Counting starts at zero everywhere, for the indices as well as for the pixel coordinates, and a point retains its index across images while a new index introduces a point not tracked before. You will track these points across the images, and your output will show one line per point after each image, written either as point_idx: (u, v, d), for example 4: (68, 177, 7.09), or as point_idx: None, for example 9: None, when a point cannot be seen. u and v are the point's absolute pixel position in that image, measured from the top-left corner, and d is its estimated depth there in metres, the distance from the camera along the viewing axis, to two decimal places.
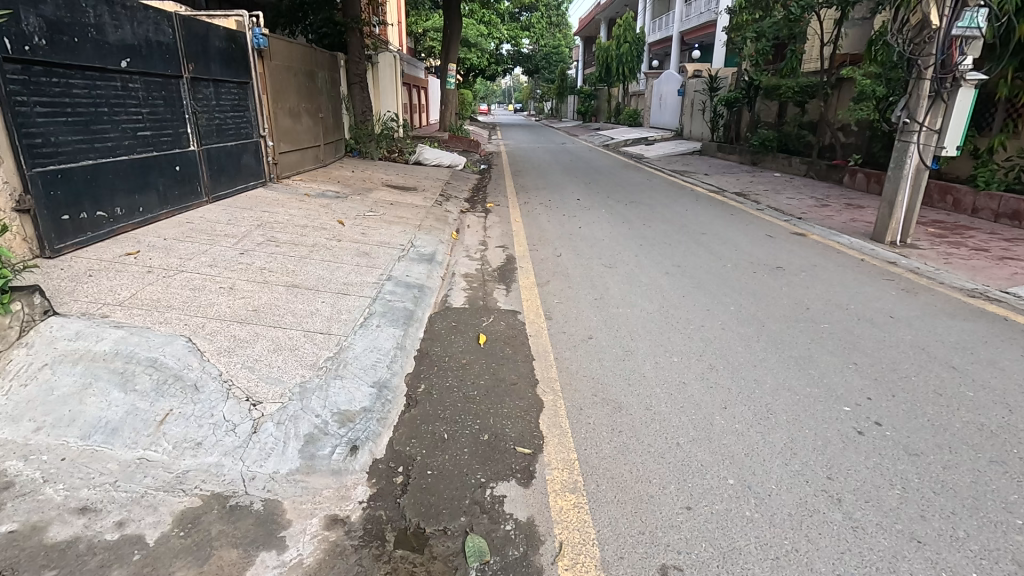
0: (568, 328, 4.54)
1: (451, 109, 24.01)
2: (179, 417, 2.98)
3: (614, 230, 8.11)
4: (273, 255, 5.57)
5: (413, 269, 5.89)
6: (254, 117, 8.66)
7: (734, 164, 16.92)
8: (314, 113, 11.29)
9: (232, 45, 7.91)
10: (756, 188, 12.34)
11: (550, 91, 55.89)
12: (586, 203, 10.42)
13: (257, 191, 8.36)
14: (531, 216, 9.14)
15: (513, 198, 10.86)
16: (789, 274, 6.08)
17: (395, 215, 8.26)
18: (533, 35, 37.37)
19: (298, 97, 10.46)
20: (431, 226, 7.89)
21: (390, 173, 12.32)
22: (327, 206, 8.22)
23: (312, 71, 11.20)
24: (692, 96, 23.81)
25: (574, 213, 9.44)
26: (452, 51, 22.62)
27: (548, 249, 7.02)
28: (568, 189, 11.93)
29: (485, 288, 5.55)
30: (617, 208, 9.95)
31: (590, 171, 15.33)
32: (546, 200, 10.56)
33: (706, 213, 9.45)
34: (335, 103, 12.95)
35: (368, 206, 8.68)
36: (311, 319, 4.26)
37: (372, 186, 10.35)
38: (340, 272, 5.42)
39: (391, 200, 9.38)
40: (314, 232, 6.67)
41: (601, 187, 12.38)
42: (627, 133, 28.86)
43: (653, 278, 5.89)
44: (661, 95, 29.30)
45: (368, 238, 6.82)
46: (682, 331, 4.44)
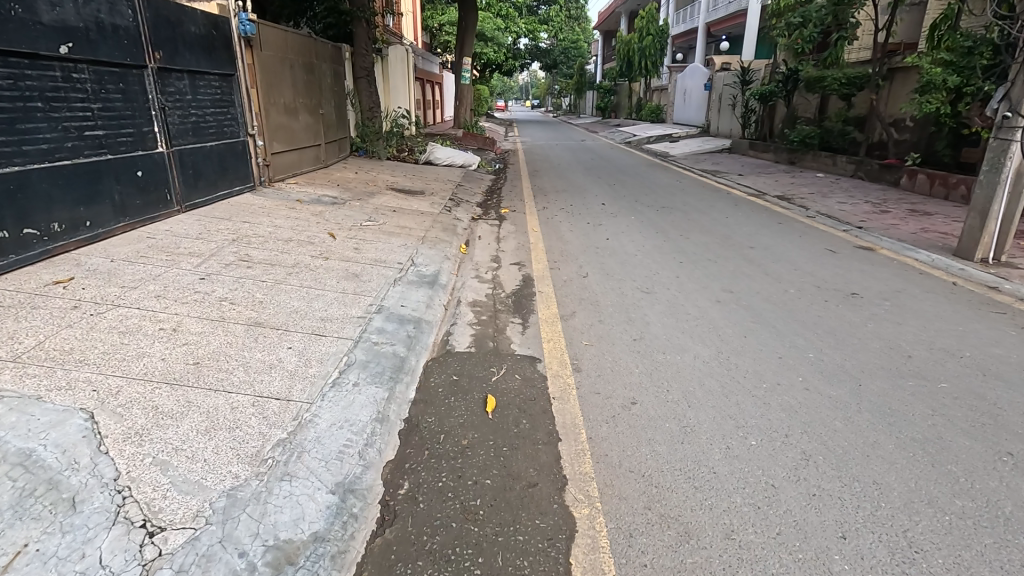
0: (602, 385, 3.51)
1: (467, 105, 23.04)
2: (34, 559, 1.97)
3: (648, 243, 7.02)
4: (241, 281, 4.62)
5: (410, 296, 4.89)
6: (242, 113, 7.74)
7: (769, 163, 15.67)
8: (315, 109, 10.35)
9: (213, 31, 6.98)
10: (800, 191, 11.14)
11: (569, 87, 54.67)
12: (612, 208, 9.33)
13: (242, 197, 7.44)
14: (552, 225, 8.09)
15: (531, 202, 9.82)
16: (870, 303, 4.94)
17: (397, 224, 7.29)
18: (552, 28, 36.12)
19: (296, 92, 9.53)
20: (436, 238, 6.89)
21: (398, 174, 11.36)
22: (322, 213, 7.28)
23: (312, 63, 10.26)
24: (721, 91, 22.48)
25: (600, 221, 8.36)
26: (467, 45, 21.63)
27: (572, 268, 5.97)
28: (593, 192, 10.84)
29: (496, 323, 4.53)
30: (648, 215, 8.85)
31: (614, 171, 14.19)
32: (567, 206, 9.50)
33: (751, 222, 8.31)
34: (340, 99, 12.01)
35: (368, 213, 7.72)
36: (268, 376, 3.28)
37: (375, 190, 9.39)
38: (320, 302, 4.44)
39: (394, 206, 8.41)
40: (299, 248, 5.72)
41: (628, 189, 11.26)
42: (650, 130, 27.58)
43: (701, 308, 4.82)
44: (686, 89, 27.97)
45: (361, 254, 5.85)
46: (753, 394, 3.37)
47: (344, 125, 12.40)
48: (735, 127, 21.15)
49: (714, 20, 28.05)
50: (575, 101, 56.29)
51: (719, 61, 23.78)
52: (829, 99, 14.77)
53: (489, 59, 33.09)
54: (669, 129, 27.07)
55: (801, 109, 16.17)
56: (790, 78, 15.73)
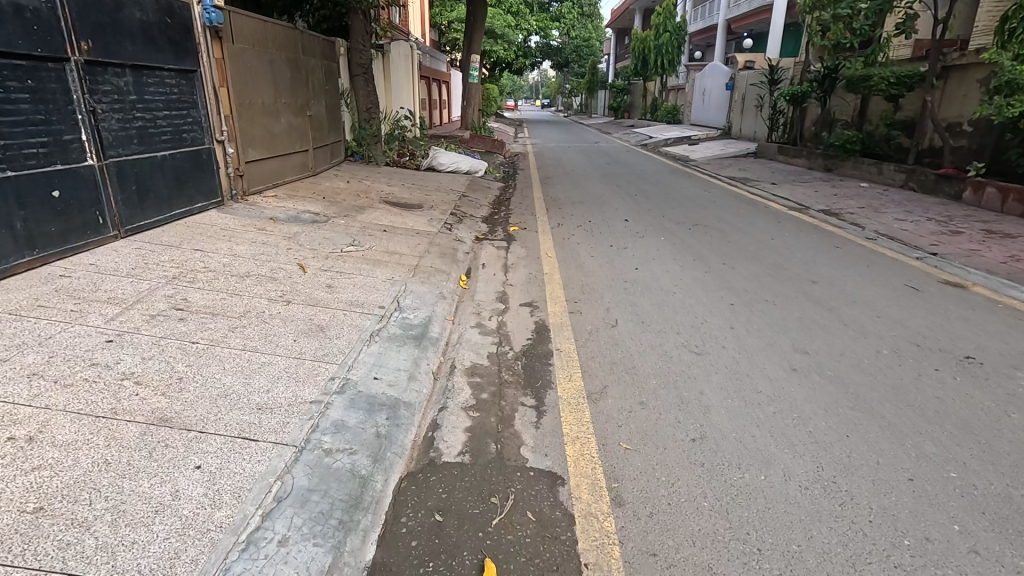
0: (658, 538, 2.33)
1: (475, 105, 21.90)
2: None
3: (686, 276, 5.84)
4: (162, 343, 3.49)
5: (388, 361, 3.72)
6: (208, 117, 6.64)
7: (801, 170, 14.41)
8: (302, 111, 9.24)
9: (167, 19, 5.86)
10: (847, 205, 9.89)
11: (582, 86, 53.40)
12: (638, 226, 8.14)
13: (205, 216, 6.32)
14: (569, 248, 6.91)
15: (544, 218, 8.66)
16: (997, 374, 3.73)
17: (386, 249, 6.14)
18: (564, 26, 34.58)
19: (279, 92, 8.43)
20: (430, 267, 5.74)
21: (396, 183, 10.24)
22: (297, 235, 6.16)
23: (299, 59, 9.12)
24: (745, 91, 21.19)
25: (625, 243, 7.18)
26: (475, 43, 20.52)
27: (596, 313, 4.80)
28: (614, 205, 9.67)
29: (499, 405, 3.35)
30: (679, 234, 7.66)
31: (635, 179, 12.99)
32: (585, 223, 8.33)
33: (803, 245, 7.08)
34: (333, 99, 10.89)
35: (354, 233, 6.59)
36: (145, 533, 2.12)
37: (366, 203, 8.26)
38: (263, 377, 3.30)
39: (386, 224, 7.27)
40: (256, 287, 4.59)
41: (653, 202, 10.05)
42: (667, 131, 26.34)
43: (774, 381, 3.63)
44: (705, 90, 26.65)
45: (335, 294, 4.71)
46: (896, 565, 2.18)
47: (338, 128, 11.28)
48: (760, 129, 19.85)
49: (736, 16, 26.71)
50: (586, 100, 55.01)
51: (742, 59, 22.46)
52: (870, 100, 13.51)
53: (500, 57, 31.90)
54: (687, 130, 25.79)
55: (838, 111, 14.86)
56: (827, 77, 14.41)
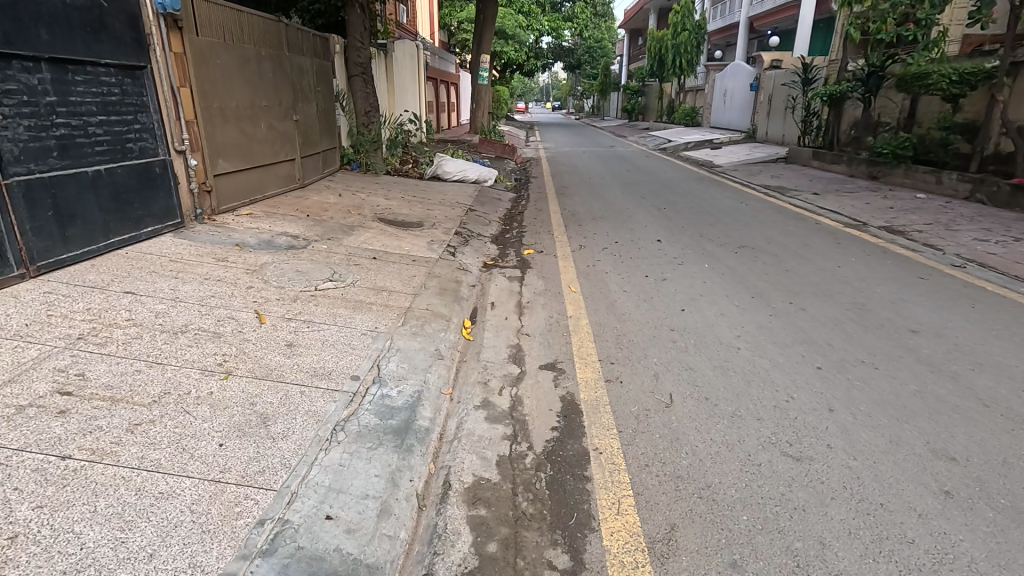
0: None
1: (484, 107, 20.84)
2: None
3: (746, 322, 4.63)
4: (12, 462, 2.35)
5: (350, 480, 2.55)
6: (162, 122, 5.54)
7: (843, 177, 13.10)
8: (289, 115, 8.15)
9: (103, 3, 4.78)
10: (910, 220, 8.61)
11: (594, 88, 52.16)
12: (674, 249, 6.94)
13: (157, 243, 5.21)
14: (596, 280, 5.72)
15: (564, 238, 7.48)
16: None
17: (373, 284, 4.99)
18: (576, 27, 33.11)
19: (258, 93, 7.31)
20: (426, 311, 4.58)
21: (396, 195, 9.12)
22: (265, 267, 5.04)
23: (284, 56, 8.00)
24: (773, 91, 19.87)
25: (662, 273, 5.97)
26: (485, 42, 19.40)
27: (641, 384, 3.61)
28: (643, 221, 8.47)
29: (514, 570, 2.19)
30: (725, 261, 6.43)
31: (660, 188, 11.76)
32: (612, 244, 7.15)
33: (879, 276, 5.82)
34: (326, 102, 9.79)
35: (336, 262, 5.45)
36: None
37: (358, 221, 7.14)
38: (148, 526, 2.14)
39: (378, 249, 6.13)
40: (190, 350, 3.44)
41: (686, 217, 8.84)
42: (687, 135, 25.05)
43: (925, 520, 2.42)
44: (726, 90, 25.34)
45: (294, 358, 3.54)
46: None
47: (332, 135, 10.19)
48: (791, 132, 18.54)
49: (759, 14, 25.39)
50: (599, 102, 53.77)
51: (768, 58, 21.16)
52: (920, 101, 12.29)
53: (511, 58, 30.75)
54: (708, 133, 24.50)
55: (883, 113, 13.56)
56: (872, 76, 13.12)
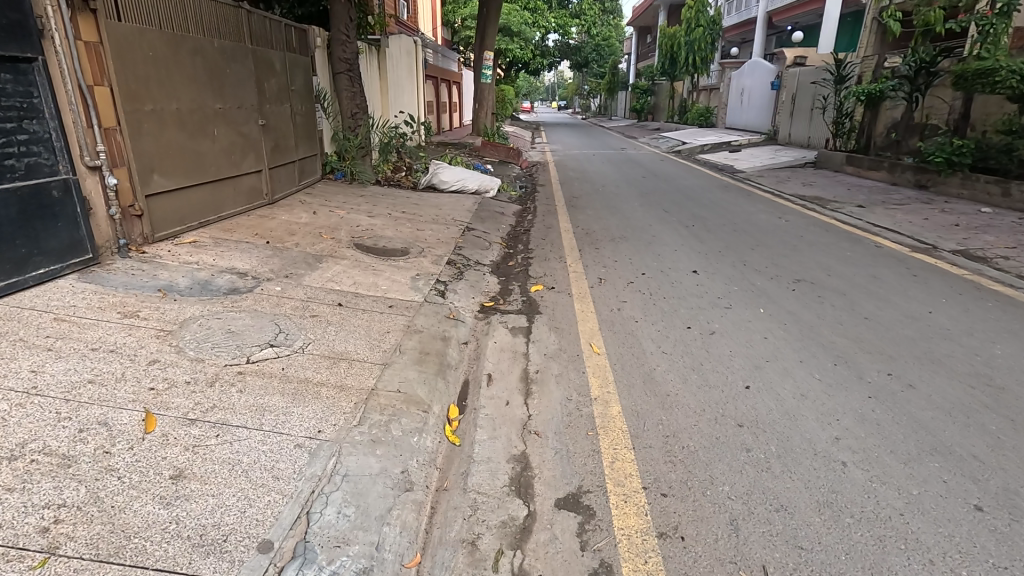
0: None
1: (487, 108, 19.61)
2: None
3: (840, 410, 3.34)
4: None
5: None
6: (64, 129, 4.30)
7: (886, 186, 11.77)
8: (255, 120, 6.92)
9: None
10: (987, 242, 7.31)
11: (601, 87, 50.82)
12: (715, 284, 5.66)
13: (48, 291, 3.96)
14: (624, 334, 4.44)
15: (579, 267, 6.20)
16: None
17: (330, 351, 3.73)
18: (584, 23, 31.68)
19: (211, 93, 6.07)
20: (396, 396, 3.31)
21: (381, 211, 7.89)
22: (186, 325, 3.78)
23: (245, 47, 6.73)
24: (798, 90, 18.52)
25: (709, 323, 4.67)
26: (489, 38, 18.22)
27: (713, 545, 2.35)
28: (670, 244, 7.20)
29: None
30: (783, 302, 5.14)
31: (683, 200, 10.45)
32: (637, 276, 5.88)
33: (991, 329, 4.50)
34: (303, 103, 8.56)
35: (287, 314, 4.20)
36: None
37: (329, 248, 5.90)
38: None
39: (346, 290, 4.87)
40: (7, 498, 2.19)
41: (721, 238, 7.56)
42: (702, 136, 23.73)
43: None
44: (744, 89, 23.99)
45: (173, 504, 2.28)
46: None
47: (312, 140, 8.94)
48: (818, 134, 17.21)
49: (778, 8, 24.05)
50: (607, 101, 52.39)
51: (791, 55, 19.85)
52: (974, 100, 10.97)
53: (516, 56, 29.40)
54: (724, 134, 23.18)
55: (930, 113, 12.24)
56: (919, 72, 11.83)
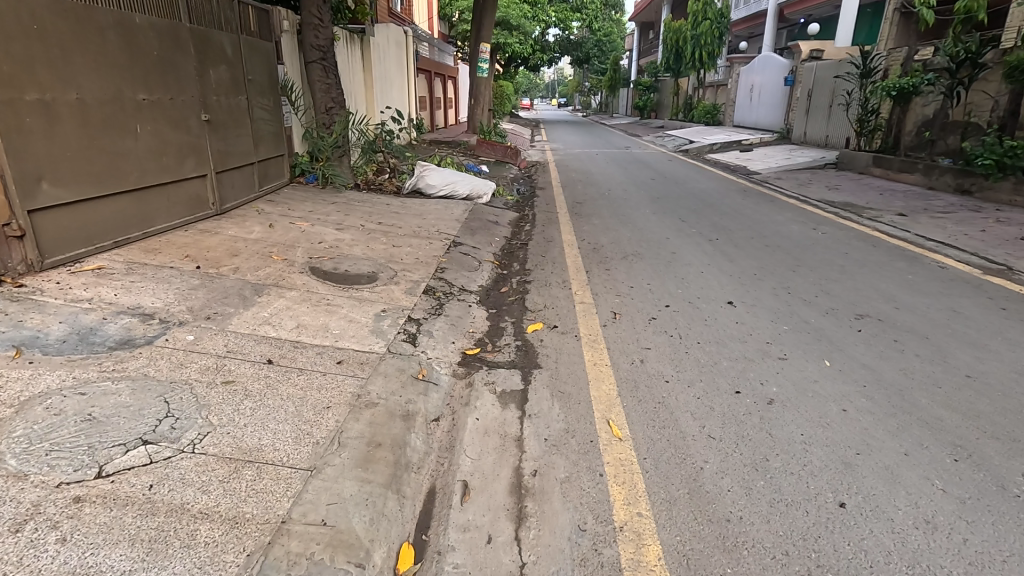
0: None
1: (484, 104, 18.43)
2: None
3: (998, 555, 2.19)
4: None
5: None
6: None
7: (922, 191, 10.62)
8: (197, 114, 5.75)
9: None
10: None
11: (602, 84, 49.58)
12: (759, 321, 4.52)
13: None
14: (654, 405, 3.28)
15: (587, 296, 5.05)
16: None
17: (233, 450, 2.56)
18: (585, 18, 30.62)
19: (133, 80, 4.88)
20: (316, 535, 2.15)
21: (353, 222, 6.74)
22: (26, 408, 2.61)
23: (182, 26, 5.51)
24: (815, 86, 17.36)
25: (764, 386, 3.51)
26: (486, 29, 17.09)
27: None
28: (694, 264, 6.05)
29: None
30: (853, 351, 3.98)
31: (700, 207, 9.30)
32: (660, 311, 4.74)
33: None
34: (266, 96, 7.39)
35: (189, 382, 3.02)
36: None
37: (276, 275, 4.75)
38: None
39: (284, 338, 3.70)
40: None
41: (753, 256, 6.40)
42: (710, 135, 22.59)
43: None
44: (754, 86, 22.82)
45: None
46: None
47: (277, 140, 7.76)
48: (838, 133, 16.05)
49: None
50: (608, 99, 51.18)
51: (806, 48, 18.68)
52: None
53: (515, 51, 28.02)
54: (734, 133, 22.02)
55: (971, 110, 11.10)
56: (961, 63, 10.70)
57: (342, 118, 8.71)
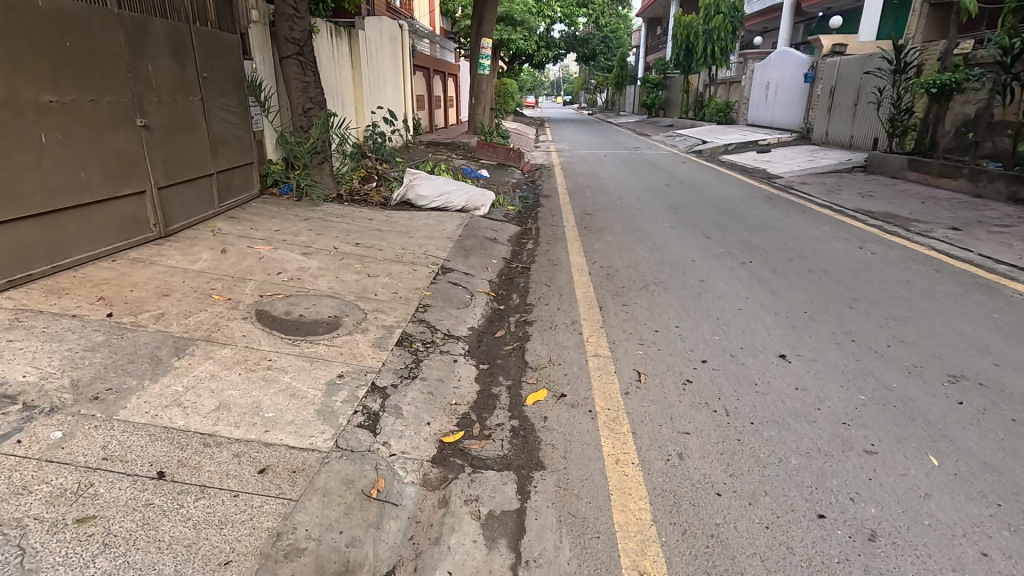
0: None
1: (485, 103, 17.38)
2: None
3: None
4: None
5: None
6: None
7: (970, 200, 9.55)
8: (131, 119, 4.77)
9: None
10: None
11: (608, 82, 48.41)
12: (827, 387, 3.51)
13: None
14: (707, 547, 2.28)
15: (602, 348, 4.03)
16: None
17: None
18: (592, 14, 29.30)
19: (34, 79, 3.90)
20: None
21: (326, 244, 5.76)
22: None
23: (107, 12, 4.53)
24: (839, 83, 16.24)
25: (857, 504, 2.50)
26: (487, 24, 16.02)
27: None
28: (729, 299, 5.04)
29: None
30: (963, 440, 2.97)
31: (725, 219, 8.27)
32: (696, 370, 3.74)
33: None
34: (228, 97, 6.41)
35: (20, 527, 2.03)
36: None
37: (211, 323, 3.77)
38: None
39: (192, 429, 2.70)
40: None
41: (798, 286, 5.38)
42: (723, 135, 21.48)
43: None
44: (770, 83, 21.69)
45: None
46: None
47: (242, 146, 6.78)
48: (865, 133, 14.96)
49: None
50: (614, 97, 50.03)
51: (828, 42, 17.55)
52: None
53: (519, 48, 26.89)
54: (749, 133, 20.90)
55: None
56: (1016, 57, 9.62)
57: (320, 121, 7.70)
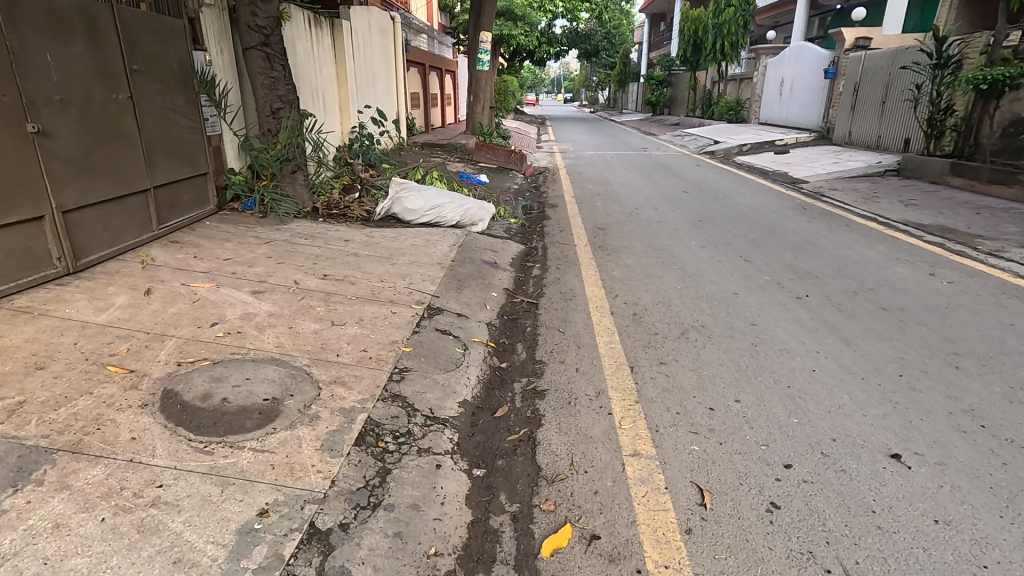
0: None
1: (483, 101, 16.21)
2: None
3: None
4: None
5: None
6: None
7: None
8: (17, 126, 3.66)
9: None
10: None
11: (610, 79, 47.29)
12: (980, 518, 2.41)
13: None
14: None
15: (640, 442, 2.94)
16: None
17: None
18: (596, 9, 27.69)
19: None
20: None
21: (285, 277, 4.64)
22: None
23: None
24: (865, 79, 15.08)
25: None
26: (486, 16, 14.83)
27: None
28: (795, 354, 3.92)
29: None
30: None
31: (761, 237, 7.15)
32: (781, 485, 2.63)
33: None
34: (170, 94, 5.30)
35: None
36: None
37: (89, 416, 2.64)
38: None
39: None
40: None
41: (878, 333, 4.26)
42: (735, 134, 20.34)
43: None
44: (786, 80, 20.53)
45: None
46: None
47: (192, 154, 5.66)
48: (895, 134, 13.83)
49: None
50: (617, 94, 48.87)
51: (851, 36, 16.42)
52: None
53: (520, 45, 25.47)
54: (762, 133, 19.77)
55: None
56: None
57: (290, 123, 6.57)
